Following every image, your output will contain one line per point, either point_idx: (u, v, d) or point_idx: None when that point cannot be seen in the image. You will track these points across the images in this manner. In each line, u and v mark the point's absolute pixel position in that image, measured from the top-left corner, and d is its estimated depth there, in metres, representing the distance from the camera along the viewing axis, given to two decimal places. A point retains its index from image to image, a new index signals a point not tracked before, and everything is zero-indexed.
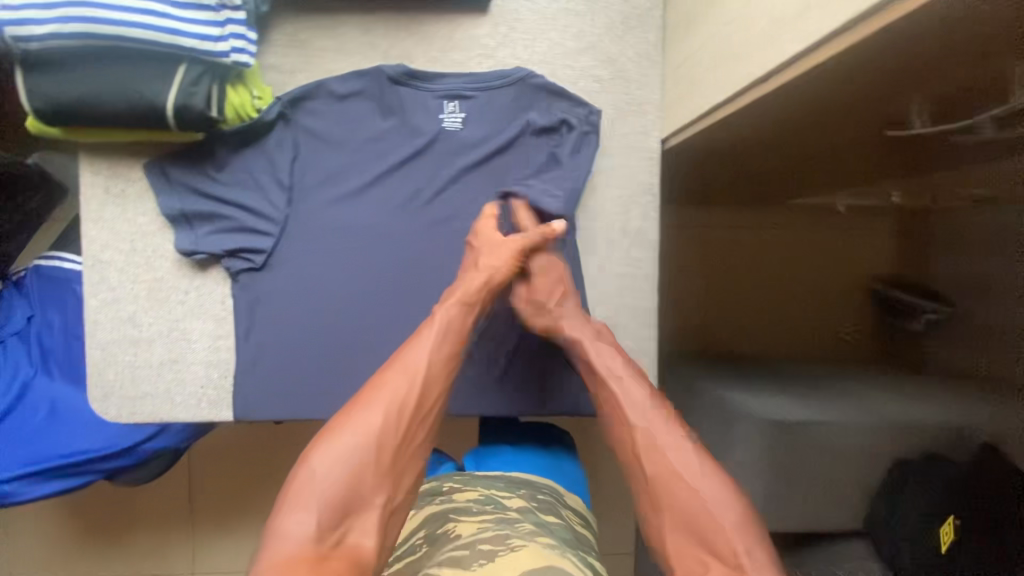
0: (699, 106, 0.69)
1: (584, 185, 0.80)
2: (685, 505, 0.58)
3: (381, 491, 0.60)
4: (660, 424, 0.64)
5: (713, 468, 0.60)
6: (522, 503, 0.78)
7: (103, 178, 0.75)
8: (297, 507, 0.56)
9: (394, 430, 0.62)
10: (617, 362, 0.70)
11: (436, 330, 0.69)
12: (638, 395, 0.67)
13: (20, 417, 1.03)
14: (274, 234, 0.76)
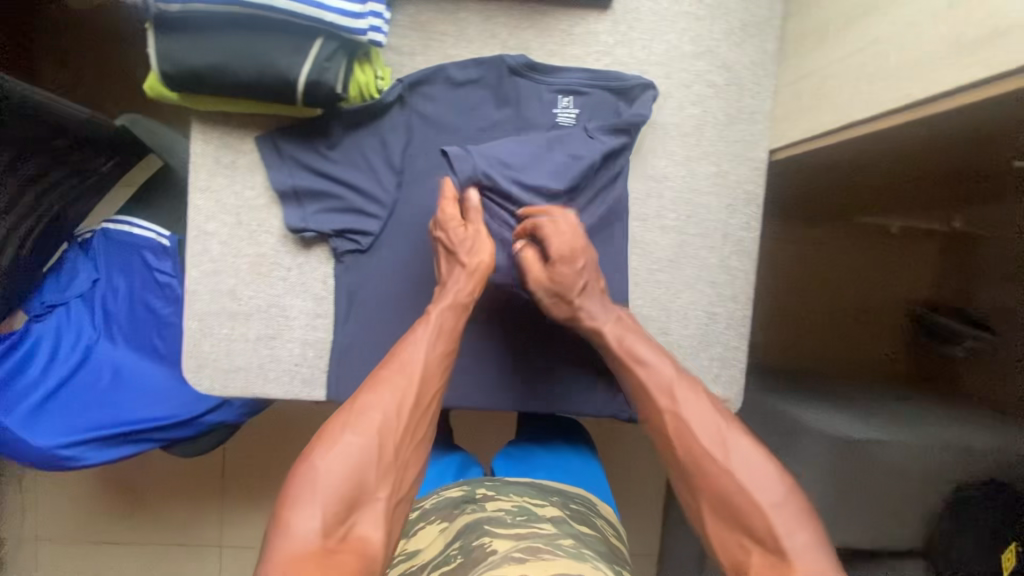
0: (827, 121, 0.69)
1: (689, 191, 0.80)
2: (724, 487, 0.60)
3: (385, 485, 0.60)
4: (696, 409, 0.65)
5: (753, 453, 0.62)
6: (556, 512, 0.76)
7: (213, 148, 0.74)
8: (302, 505, 0.56)
9: (394, 428, 0.63)
10: (640, 347, 0.71)
11: (428, 331, 0.69)
12: (666, 378, 0.68)
13: (82, 382, 1.02)
14: (382, 218, 0.76)
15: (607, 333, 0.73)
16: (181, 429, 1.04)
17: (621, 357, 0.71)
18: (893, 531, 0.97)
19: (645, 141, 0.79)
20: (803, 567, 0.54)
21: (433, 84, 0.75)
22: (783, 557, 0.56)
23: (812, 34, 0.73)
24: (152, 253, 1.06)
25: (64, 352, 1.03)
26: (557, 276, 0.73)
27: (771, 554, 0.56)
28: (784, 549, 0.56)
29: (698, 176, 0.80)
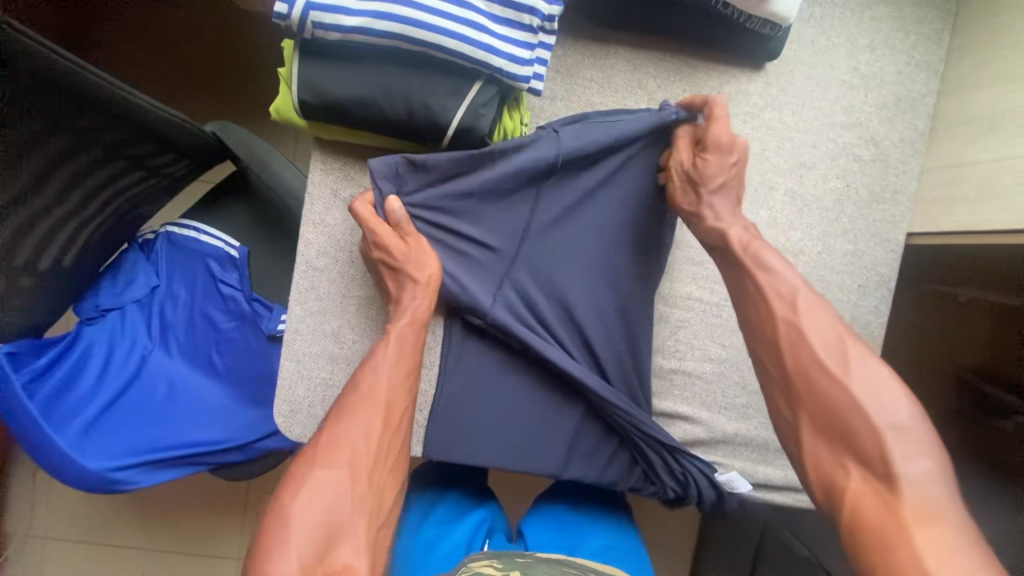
0: (985, 218, 0.65)
1: (822, 268, 0.76)
2: (832, 402, 0.53)
3: (364, 513, 0.54)
4: (813, 321, 0.56)
5: (879, 370, 0.53)
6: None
7: (332, 179, 0.68)
8: (277, 550, 0.49)
9: (365, 452, 0.57)
10: (768, 254, 0.61)
11: (389, 349, 0.64)
12: (787, 282, 0.59)
13: (136, 397, 0.95)
14: (495, 271, 0.72)
15: (730, 232, 0.64)
16: (237, 453, 0.98)
17: (745, 262, 0.61)
18: None
19: (784, 212, 0.75)
20: (914, 498, 0.48)
21: (576, 127, 0.69)
22: (892, 485, 0.49)
23: (978, 121, 0.69)
24: (218, 263, 1.01)
25: (119, 361, 0.97)
26: (701, 166, 0.65)
27: (878, 479, 0.50)
28: (895, 475, 0.49)
29: (832, 253, 0.76)
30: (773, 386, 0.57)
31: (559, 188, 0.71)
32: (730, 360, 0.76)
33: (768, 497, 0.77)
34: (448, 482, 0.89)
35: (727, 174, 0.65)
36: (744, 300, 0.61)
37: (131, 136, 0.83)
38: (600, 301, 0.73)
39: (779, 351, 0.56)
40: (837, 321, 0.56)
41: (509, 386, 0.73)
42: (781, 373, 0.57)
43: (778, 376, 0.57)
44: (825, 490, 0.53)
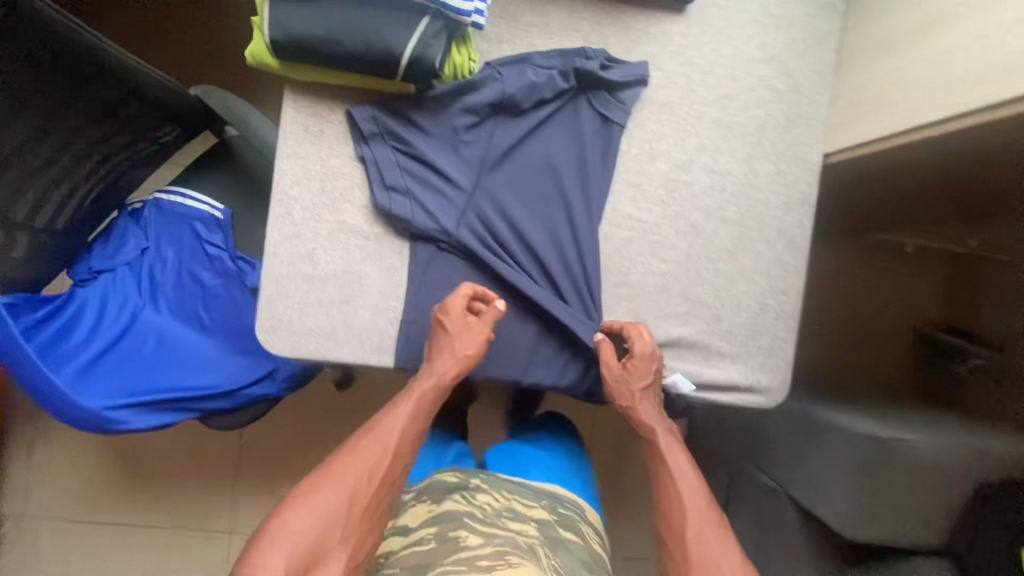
0: (882, 126, 0.75)
1: (749, 187, 0.85)
2: (704, 559, 0.71)
3: (349, 543, 0.67)
4: (709, 518, 0.74)
5: (740, 558, 0.71)
6: (544, 515, 0.84)
7: (303, 116, 0.76)
8: (275, 545, 0.64)
9: (365, 490, 0.70)
10: (678, 453, 0.81)
11: (409, 407, 0.77)
12: (684, 465, 0.79)
13: (127, 347, 1.01)
14: (455, 199, 0.79)
15: (655, 432, 0.82)
16: (224, 399, 1.03)
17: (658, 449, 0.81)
18: (918, 530, 1.03)
19: (711, 138, 0.84)
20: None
21: (522, 67, 0.78)
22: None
23: (873, 47, 0.79)
24: (203, 225, 1.08)
25: (111, 316, 1.03)
26: (633, 369, 0.79)
27: None
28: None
29: (757, 173, 0.85)
30: (673, 570, 0.73)
31: (512, 123, 0.80)
32: (670, 273, 0.84)
33: (710, 396, 0.85)
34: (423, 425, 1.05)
35: (648, 378, 0.80)
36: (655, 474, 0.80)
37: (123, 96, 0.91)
38: (554, 224, 0.82)
39: (683, 537, 0.73)
40: (717, 512, 0.76)
41: (471, 302, 0.81)
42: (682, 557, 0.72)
43: (679, 559, 0.73)
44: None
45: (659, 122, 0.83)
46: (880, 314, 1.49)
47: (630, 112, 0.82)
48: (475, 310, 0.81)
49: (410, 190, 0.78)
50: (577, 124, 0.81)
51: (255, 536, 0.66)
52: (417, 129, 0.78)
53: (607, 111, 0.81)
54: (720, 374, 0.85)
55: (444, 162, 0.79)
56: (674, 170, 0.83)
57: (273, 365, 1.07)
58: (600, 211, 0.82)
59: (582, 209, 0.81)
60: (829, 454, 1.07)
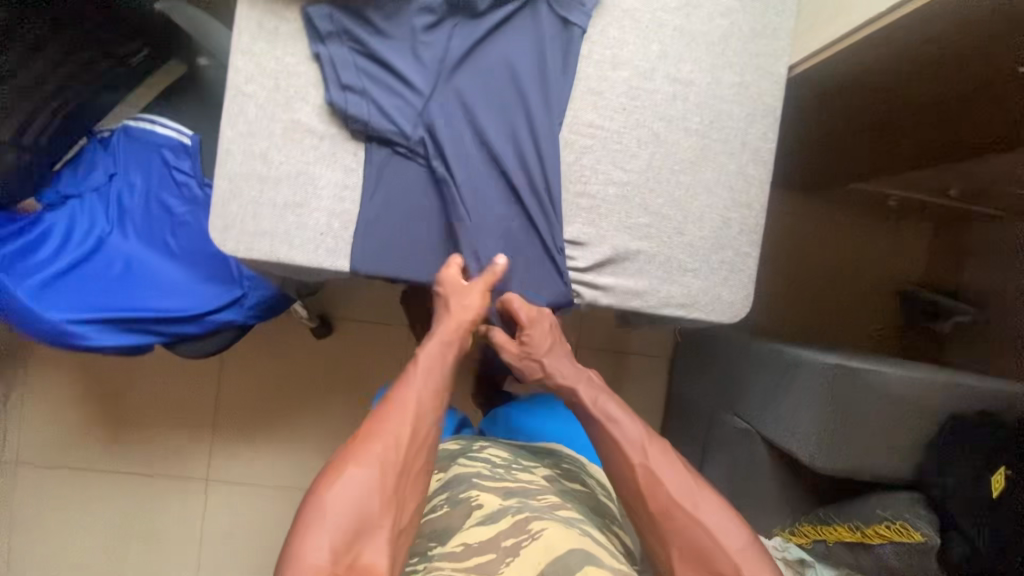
0: (849, 21, 0.76)
1: (713, 97, 0.84)
2: (689, 531, 0.66)
3: (389, 516, 0.64)
4: (659, 462, 0.71)
5: (720, 510, 0.68)
6: (547, 471, 0.84)
7: (257, 12, 0.75)
8: (314, 534, 0.61)
9: (395, 459, 0.67)
10: (612, 406, 0.76)
11: (420, 369, 0.75)
12: (628, 424, 0.74)
13: (92, 270, 1.01)
14: (413, 101, 0.78)
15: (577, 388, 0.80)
16: (190, 324, 1.03)
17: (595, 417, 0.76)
18: (891, 462, 1.00)
19: (674, 46, 0.83)
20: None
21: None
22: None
23: None
24: (172, 151, 1.07)
25: (77, 239, 1.03)
26: (534, 337, 0.81)
27: None
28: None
29: (721, 84, 0.84)
30: (646, 530, 0.69)
31: (470, 26, 0.79)
32: (631, 183, 0.83)
33: (671, 311, 0.84)
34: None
35: (547, 340, 0.81)
36: (604, 449, 0.75)
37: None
38: (514, 130, 0.80)
39: (642, 496, 0.69)
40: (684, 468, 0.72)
41: (428, 208, 0.80)
42: (647, 515, 0.69)
43: (646, 519, 0.69)
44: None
45: (621, 28, 0.82)
46: (861, 268, 1.47)
47: (591, 15, 0.81)
48: (432, 218, 0.80)
49: (367, 92, 0.76)
50: (536, 27, 0.80)
51: (292, 531, 0.63)
52: (373, 30, 0.77)
53: (567, 14, 0.80)
54: (680, 288, 0.83)
55: (401, 62, 0.77)
56: (636, 78, 0.82)
57: (241, 291, 1.06)
58: (560, 117, 0.81)
59: (542, 114, 0.80)
60: (802, 390, 1.04)
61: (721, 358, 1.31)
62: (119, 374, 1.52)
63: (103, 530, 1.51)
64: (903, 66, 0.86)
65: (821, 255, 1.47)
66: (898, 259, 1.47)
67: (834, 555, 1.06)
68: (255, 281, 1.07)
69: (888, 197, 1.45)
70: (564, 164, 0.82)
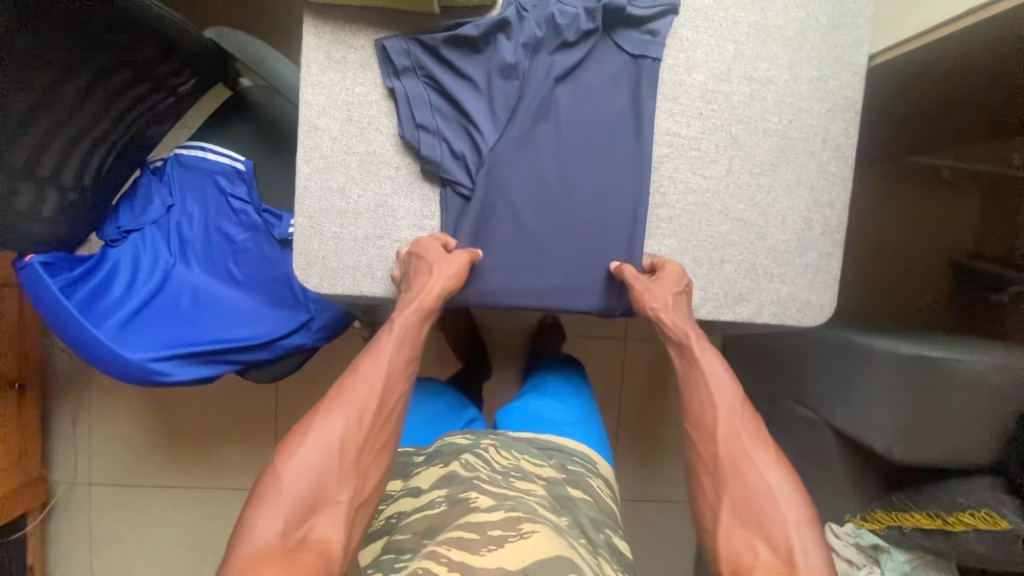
0: (937, 10, 0.71)
1: (792, 94, 0.81)
2: (749, 483, 0.66)
3: (348, 489, 0.63)
4: (743, 417, 0.71)
5: (789, 474, 0.67)
6: (552, 474, 0.84)
7: (325, 42, 0.73)
8: (267, 506, 0.60)
9: (357, 431, 0.65)
10: (710, 355, 0.76)
11: (392, 341, 0.72)
12: (721, 373, 0.75)
13: (162, 304, 1.02)
14: (482, 143, 0.76)
15: (688, 334, 0.77)
16: (262, 349, 1.04)
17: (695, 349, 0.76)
18: (972, 447, 0.99)
19: (750, 43, 0.79)
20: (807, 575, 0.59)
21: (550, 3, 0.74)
22: (792, 569, 0.60)
23: None
24: (226, 178, 1.06)
25: (144, 274, 1.03)
26: (664, 280, 0.77)
27: (785, 563, 0.60)
28: (794, 560, 0.60)
29: (799, 79, 0.80)
30: (703, 470, 0.70)
31: (539, 63, 0.76)
32: (711, 190, 0.81)
33: (762, 318, 0.83)
34: (436, 392, 1.10)
35: (678, 290, 0.77)
36: (693, 396, 0.75)
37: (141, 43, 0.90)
38: (582, 163, 0.79)
39: (714, 437, 0.71)
40: (760, 432, 0.71)
41: (505, 246, 0.79)
42: (711, 458, 0.70)
43: (709, 461, 0.70)
44: (732, 567, 0.63)
45: (694, 29, 0.78)
46: (915, 243, 1.44)
47: (665, 45, 0.77)
48: (512, 256, 0.79)
49: (440, 131, 0.75)
50: (604, 62, 0.77)
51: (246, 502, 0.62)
52: (449, 69, 0.75)
53: (640, 47, 0.77)
54: (769, 297, 0.83)
55: (471, 100, 0.75)
56: (711, 81, 0.79)
57: (308, 315, 1.07)
58: (629, 152, 0.79)
59: (613, 147, 0.79)
60: (876, 382, 1.04)
61: (783, 346, 1.30)
62: (182, 393, 1.56)
63: (178, 542, 1.57)
64: (991, 50, 0.81)
65: (876, 233, 1.44)
66: (957, 232, 1.43)
67: (909, 540, 1.05)
68: (320, 303, 1.08)
69: (943, 169, 1.40)
70: (640, 196, 0.79)
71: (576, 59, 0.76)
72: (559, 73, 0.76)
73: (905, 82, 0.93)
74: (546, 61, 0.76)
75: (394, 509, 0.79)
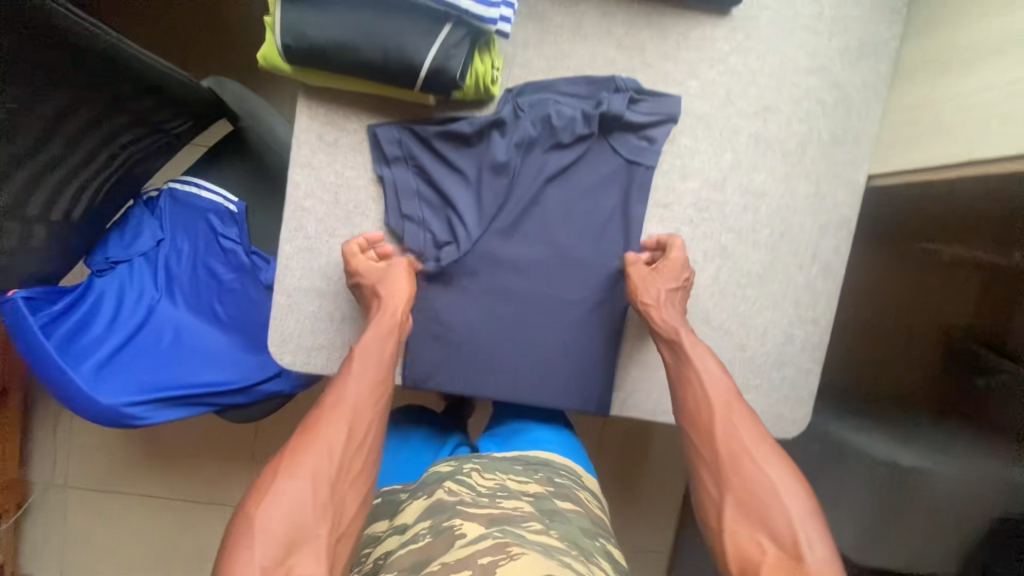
0: (937, 151, 0.69)
1: (786, 208, 0.79)
2: (751, 479, 0.63)
3: (325, 522, 0.58)
4: (739, 414, 0.68)
5: (790, 469, 0.64)
6: (540, 489, 0.80)
7: (318, 124, 0.72)
8: (243, 552, 0.55)
9: (330, 463, 0.61)
10: (704, 352, 0.73)
11: (357, 365, 0.69)
12: (714, 367, 0.72)
13: (143, 342, 1.01)
14: (466, 234, 0.75)
15: (680, 333, 0.73)
16: (241, 394, 1.04)
17: (688, 356, 0.72)
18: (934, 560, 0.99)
19: (748, 154, 0.78)
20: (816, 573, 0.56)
21: (548, 103, 0.73)
22: (800, 565, 0.57)
23: (937, 62, 0.71)
24: (219, 219, 1.06)
25: (128, 309, 1.02)
26: (664, 269, 0.74)
27: (789, 555, 0.58)
28: (802, 557, 0.58)
29: (795, 194, 0.79)
30: (701, 464, 0.68)
31: (532, 160, 0.75)
32: (695, 298, 0.80)
33: None
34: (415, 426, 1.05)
35: (681, 276, 0.75)
36: (680, 390, 0.73)
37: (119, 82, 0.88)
38: (565, 260, 0.78)
39: (712, 435, 0.67)
40: (761, 428, 0.68)
41: (480, 337, 0.78)
42: (711, 454, 0.67)
43: (710, 458, 0.67)
44: (739, 561, 0.60)
45: (693, 136, 0.77)
46: None
47: (660, 152, 0.76)
48: (487, 347, 0.78)
49: (425, 220, 0.75)
50: (598, 164, 0.77)
51: (219, 558, 0.56)
52: (440, 160, 0.74)
53: (635, 153, 0.76)
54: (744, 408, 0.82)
55: (459, 191, 0.75)
56: (705, 189, 0.78)
57: None
58: (614, 255, 0.78)
59: (599, 247, 0.78)
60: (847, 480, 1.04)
61: None
62: None
63: (149, 549, 1.59)
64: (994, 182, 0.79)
65: None
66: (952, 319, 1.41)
67: None
68: None
69: None
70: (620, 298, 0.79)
71: (569, 160, 0.75)
72: (551, 172, 0.75)
73: (905, 198, 0.91)
74: (538, 158, 0.75)
75: (381, 552, 0.72)
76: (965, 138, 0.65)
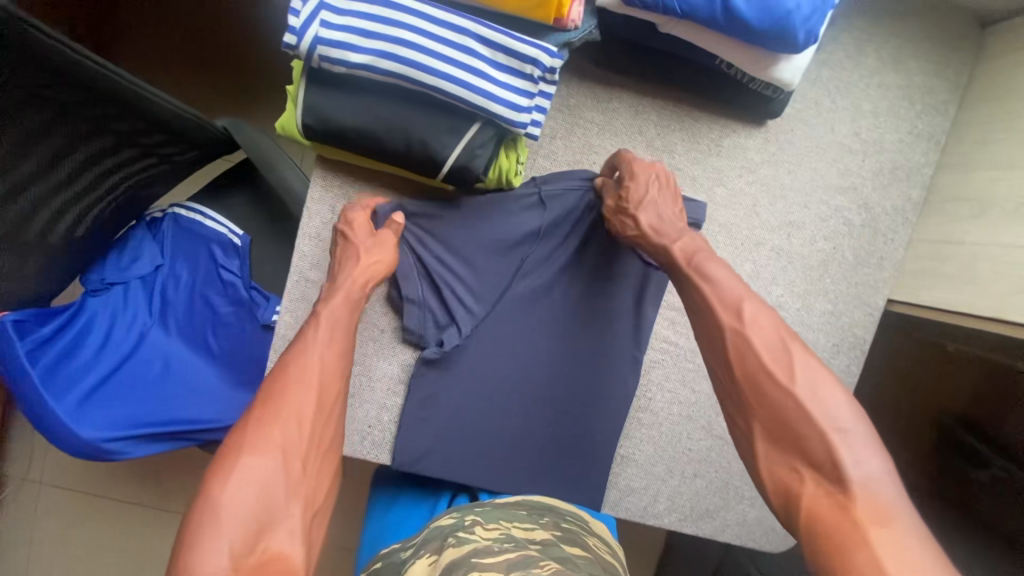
0: (962, 296, 0.67)
1: (801, 325, 0.77)
2: (779, 402, 0.51)
3: (299, 498, 0.51)
4: (759, 327, 0.55)
5: (824, 374, 0.51)
6: (546, 535, 0.60)
7: (330, 198, 0.73)
8: (205, 538, 0.46)
9: (300, 437, 0.54)
10: (710, 264, 0.61)
11: (322, 332, 0.63)
12: (727, 279, 0.59)
13: (130, 372, 0.94)
14: (471, 314, 0.73)
15: (674, 241, 0.64)
16: (228, 432, 0.95)
17: (689, 277, 0.61)
18: None
19: (769, 268, 0.76)
20: (867, 500, 0.45)
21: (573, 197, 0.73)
22: (845, 488, 0.46)
23: (968, 202, 0.70)
24: (221, 249, 1.01)
25: (119, 336, 0.96)
26: (630, 185, 0.68)
27: (832, 482, 0.47)
28: (847, 480, 0.46)
29: (811, 311, 0.77)
30: (726, 397, 0.56)
31: (545, 247, 0.74)
32: (696, 403, 0.79)
33: (723, 537, 0.81)
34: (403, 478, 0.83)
35: (648, 183, 0.68)
36: (694, 314, 0.61)
37: (119, 112, 0.75)
38: (569, 351, 0.76)
39: (729, 361, 0.55)
40: (784, 330, 0.55)
41: (474, 420, 0.75)
42: (731, 382, 0.55)
43: (729, 386, 0.56)
44: (782, 497, 0.50)
45: (714, 244, 0.75)
46: None
47: None
48: (479, 431, 0.75)
49: (430, 299, 0.73)
50: (613, 258, 0.75)
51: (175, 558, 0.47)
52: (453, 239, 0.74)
53: None
54: (735, 520, 0.80)
55: (468, 269, 0.73)
56: None
57: None
58: (622, 352, 0.76)
59: (606, 341, 0.76)
60: None
61: None
62: None
63: None
64: None
65: None
66: None
67: None
68: None
69: None
70: (624, 397, 0.77)
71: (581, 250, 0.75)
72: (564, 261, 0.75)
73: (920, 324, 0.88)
74: (552, 243, 0.74)
75: None
76: (994, 293, 0.63)
